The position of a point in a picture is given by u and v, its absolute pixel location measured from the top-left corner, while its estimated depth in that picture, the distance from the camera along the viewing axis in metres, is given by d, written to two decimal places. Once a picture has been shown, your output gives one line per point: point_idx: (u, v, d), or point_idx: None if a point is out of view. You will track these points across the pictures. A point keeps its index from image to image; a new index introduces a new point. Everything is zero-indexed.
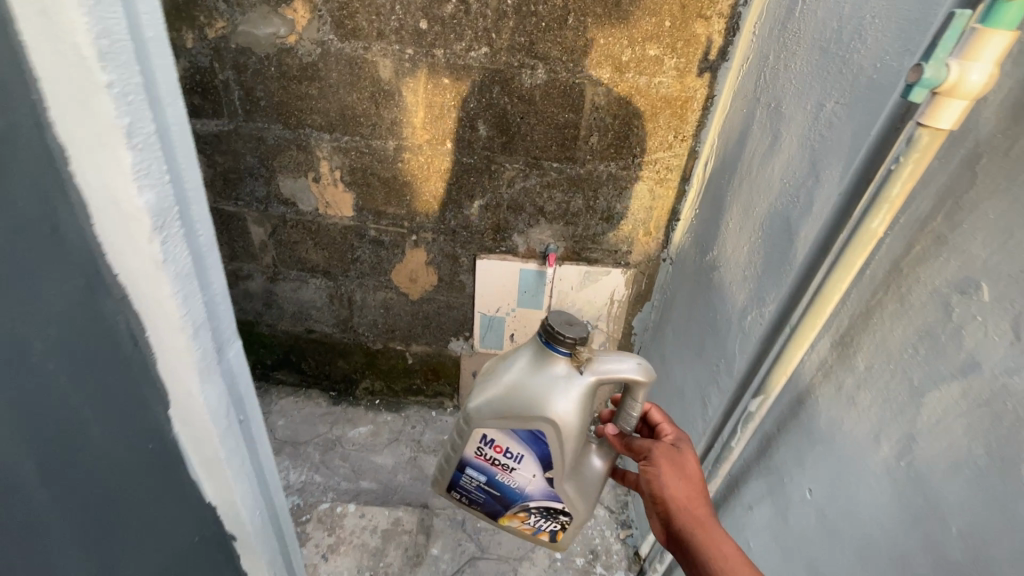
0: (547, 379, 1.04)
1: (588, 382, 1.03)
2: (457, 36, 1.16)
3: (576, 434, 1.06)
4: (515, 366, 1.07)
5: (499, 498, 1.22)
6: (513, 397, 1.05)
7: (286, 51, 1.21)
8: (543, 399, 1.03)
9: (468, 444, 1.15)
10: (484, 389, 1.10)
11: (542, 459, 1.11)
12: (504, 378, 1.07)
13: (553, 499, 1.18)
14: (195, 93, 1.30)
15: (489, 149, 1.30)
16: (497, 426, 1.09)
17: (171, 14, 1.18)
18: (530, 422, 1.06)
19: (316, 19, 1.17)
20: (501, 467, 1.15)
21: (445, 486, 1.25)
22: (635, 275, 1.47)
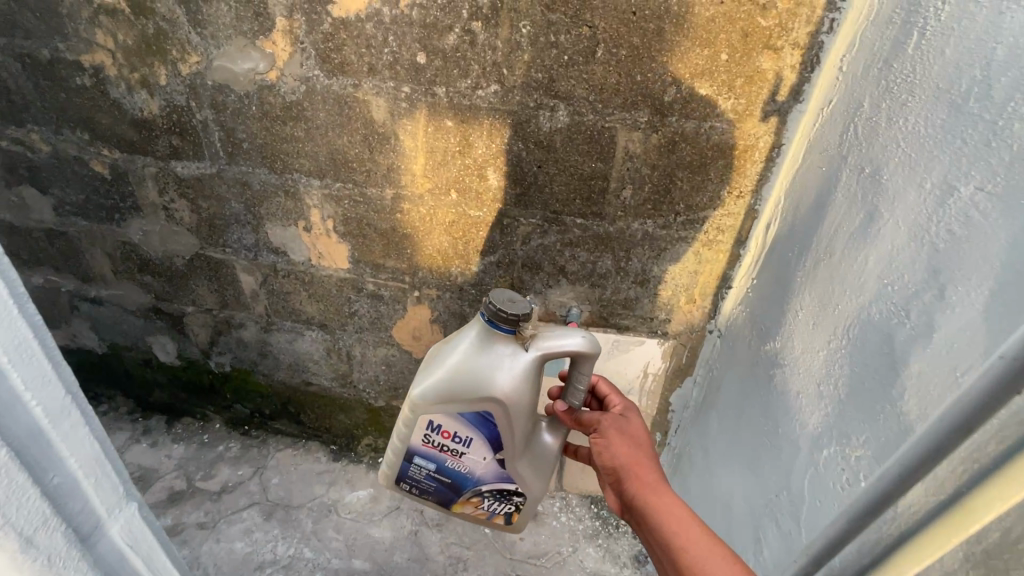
0: (491, 357, 1.05)
1: (533, 358, 1.05)
2: (461, 72, 0.96)
3: (524, 410, 1.09)
4: (458, 348, 1.08)
5: (449, 486, 1.20)
6: (458, 379, 1.06)
7: (267, 88, 1.05)
8: (489, 376, 1.05)
9: (414, 432, 1.13)
10: (428, 374, 1.10)
11: (492, 440, 1.11)
12: (447, 361, 1.08)
13: (506, 482, 1.18)
14: (174, 133, 1.15)
15: (501, 201, 1.10)
16: (444, 411, 1.09)
17: (142, 49, 1.04)
18: (477, 402, 1.07)
19: (299, 52, 1.00)
20: (450, 453, 1.15)
21: (393, 477, 1.22)
22: (674, 346, 1.23)
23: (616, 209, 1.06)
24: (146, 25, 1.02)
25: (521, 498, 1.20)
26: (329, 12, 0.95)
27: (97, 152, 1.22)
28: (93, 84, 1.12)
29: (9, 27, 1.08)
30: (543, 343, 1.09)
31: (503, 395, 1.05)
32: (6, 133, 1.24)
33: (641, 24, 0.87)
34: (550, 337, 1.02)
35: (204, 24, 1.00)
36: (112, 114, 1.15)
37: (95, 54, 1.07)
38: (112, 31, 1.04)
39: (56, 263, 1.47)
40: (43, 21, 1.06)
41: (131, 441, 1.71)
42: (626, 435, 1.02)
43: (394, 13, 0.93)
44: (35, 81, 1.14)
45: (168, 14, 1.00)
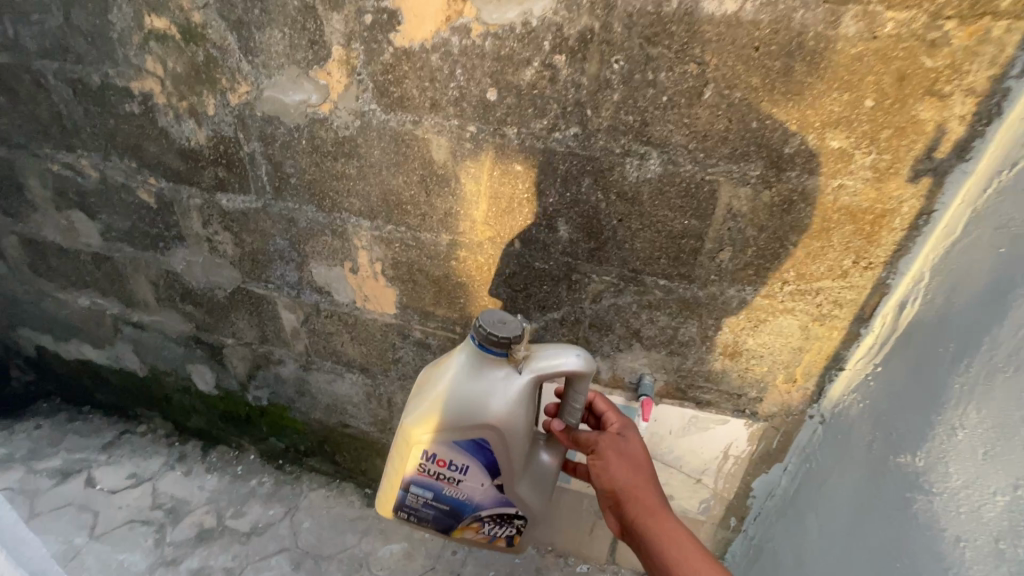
0: (483, 380, 0.94)
1: (527, 380, 0.94)
2: (537, 111, 0.83)
3: (521, 433, 0.97)
4: (448, 372, 0.97)
5: (448, 513, 1.06)
6: (449, 405, 0.94)
7: (319, 122, 0.95)
8: (482, 401, 0.94)
9: (407, 462, 1.00)
10: (419, 401, 0.98)
11: (489, 468, 0.99)
12: (438, 386, 0.97)
13: (506, 507, 1.05)
14: (220, 164, 1.07)
15: (572, 255, 0.95)
16: (435, 440, 0.97)
17: (191, 77, 0.97)
18: (471, 428, 0.95)
19: (355, 84, 0.89)
20: (447, 482, 1.01)
21: (390, 507, 1.08)
22: (764, 428, 1.05)
23: (708, 272, 0.90)
24: (196, 52, 0.94)
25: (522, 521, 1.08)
26: (390, 40, 0.84)
27: (143, 181, 1.16)
28: (140, 112, 1.06)
29: (62, 52, 1.03)
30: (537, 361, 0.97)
31: (497, 420, 0.94)
32: (58, 158, 1.20)
33: (764, 63, 0.71)
34: (544, 357, 0.91)
35: (254, 52, 0.91)
36: (159, 142, 1.09)
37: (144, 81, 1.01)
38: (162, 58, 0.97)
39: (102, 287, 1.44)
40: (94, 47, 1.00)
41: (166, 468, 1.66)
42: (625, 455, 0.93)
43: (464, 44, 0.81)
44: (84, 107, 1.09)
45: (218, 40, 0.91)
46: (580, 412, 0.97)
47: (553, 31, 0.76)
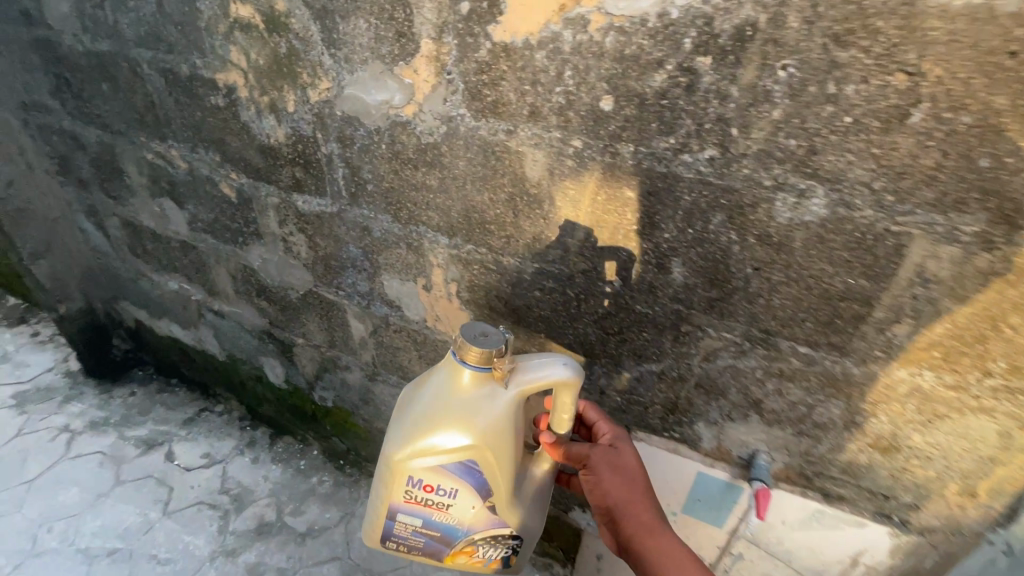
0: (467, 395, 0.83)
1: (514, 394, 0.83)
2: (664, 127, 0.65)
3: (512, 449, 0.86)
4: (428, 390, 0.86)
5: (439, 539, 0.92)
6: (434, 425, 0.83)
7: (401, 125, 0.83)
8: (467, 418, 0.82)
9: (392, 490, 0.88)
10: (400, 424, 0.87)
11: (480, 490, 0.87)
12: (419, 407, 0.85)
13: (500, 528, 0.92)
14: (299, 165, 1.00)
15: (685, 302, 0.77)
16: (420, 466, 0.84)
17: (273, 70, 0.89)
18: (458, 450, 0.83)
19: (443, 85, 0.76)
20: (437, 509, 0.89)
21: (377, 539, 0.95)
22: (916, 543, 0.81)
23: (871, 347, 0.68)
24: (278, 43, 0.85)
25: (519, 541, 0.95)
26: (486, 33, 0.69)
27: (226, 175, 1.13)
28: (225, 104, 1.00)
29: (155, 41, 1.00)
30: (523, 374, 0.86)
31: (485, 437, 0.83)
32: (152, 147, 1.20)
33: (1020, 76, 0.49)
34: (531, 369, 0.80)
35: (337, 44, 0.81)
36: (241, 137, 1.03)
37: (228, 73, 0.95)
38: (245, 49, 0.89)
39: (188, 273, 1.45)
40: (183, 35, 0.95)
41: (237, 452, 1.69)
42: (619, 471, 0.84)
43: (578, 40, 0.64)
44: (174, 97, 1.06)
45: (300, 30, 0.82)
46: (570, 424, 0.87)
47: (699, 25, 0.58)
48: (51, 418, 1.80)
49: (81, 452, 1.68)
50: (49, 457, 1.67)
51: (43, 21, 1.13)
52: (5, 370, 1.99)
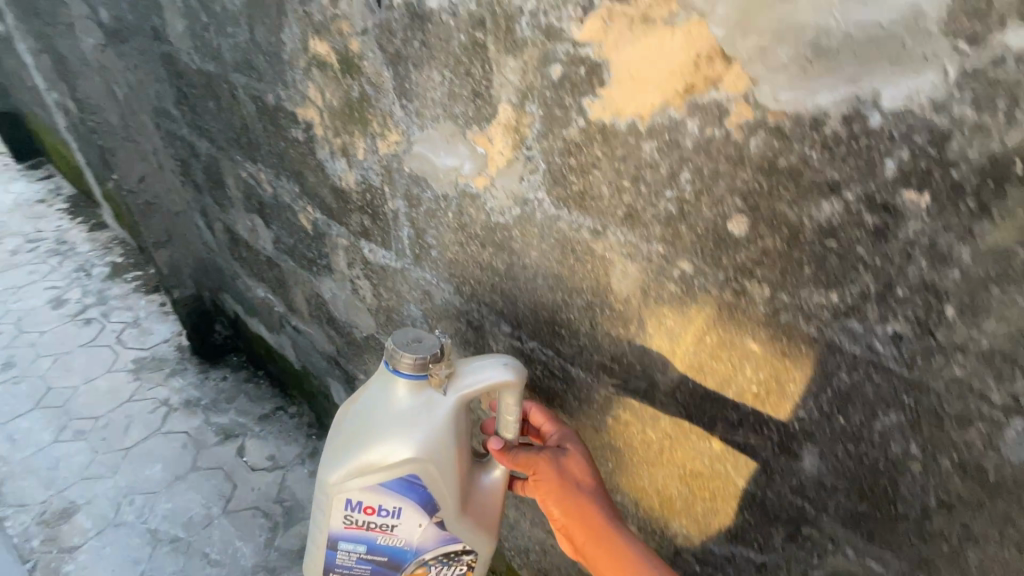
0: (402, 404, 0.73)
1: (454, 399, 0.72)
2: (824, 277, 0.43)
3: (455, 459, 0.76)
4: (360, 401, 0.76)
5: (387, 565, 0.81)
6: (369, 439, 0.73)
7: (470, 197, 0.69)
8: (403, 429, 0.72)
9: (330, 515, 0.77)
10: (333, 441, 0.77)
11: (423, 505, 0.76)
12: (351, 421, 0.75)
13: (452, 544, 0.81)
14: (367, 214, 0.90)
15: (815, 500, 0.54)
16: (356, 486, 0.74)
17: (345, 114, 0.79)
18: (394, 464, 0.73)
19: (520, 161, 0.60)
20: (381, 533, 0.78)
21: (318, 573, 0.84)
22: None
23: None
24: (351, 87, 0.75)
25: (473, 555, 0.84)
26: (580, 106, 0.51)
27: (304, 207, 1.07)
28: (304, 139, 0.93)
29: (248, 69, 0.96)
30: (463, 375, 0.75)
31: (425, 450, 0.73)
32: (247, 168, 1.19)
33: None
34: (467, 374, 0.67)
35: (409, 95, 0.68)
36: (317, 174, 0.96)
37: (307, 110, 0.87)
38: (321, 88, 0.80)
39: (273, 286, 1.46)
40: (270, 65, 0.89)
41: (299, 460, 1.71)
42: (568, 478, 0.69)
43: (707, 135, 0.44)
44: (263, 124, 1.02)
45: (372, 75, 0.71)
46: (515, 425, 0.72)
47: (921, 142, 0.35)
48: (157, 390, 1.97)
49: (172, 429, 1.82)
50: (147, 428, 1.83)
51: (167, 38, 1.15)
52: (133, 334, 2.23)
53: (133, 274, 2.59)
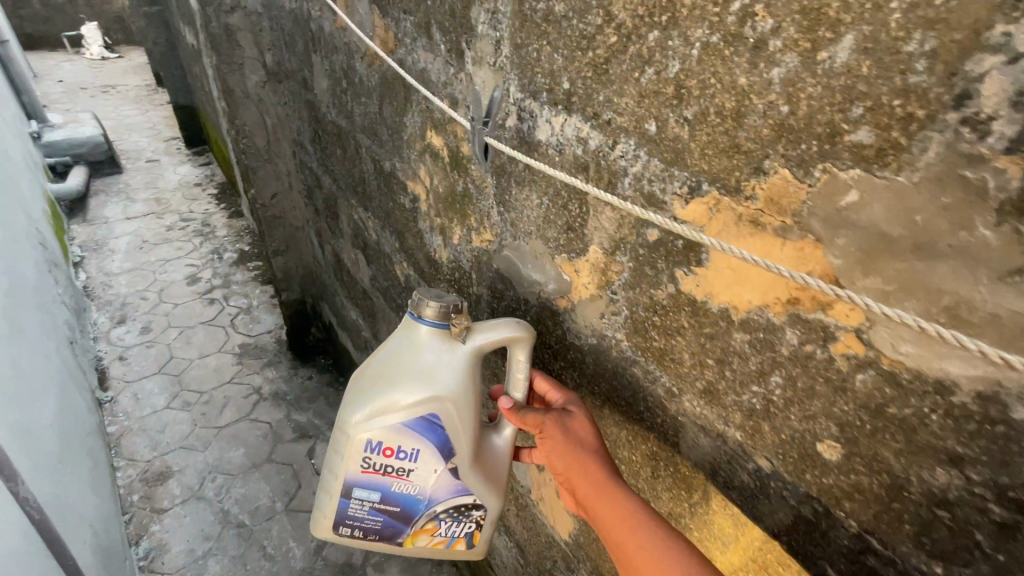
0: (425, 350, 0.83)
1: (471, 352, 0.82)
2: (926, 544, 0.37)
3: (472, 408, 0.85)
4: (385, 353, 0.85)
5: (399, 516, 0.89)
6: (395, 381, 0.82)
7: (550, 311, 0.68)
8: (426, 375, 0.82)
9: (350, 458, 0.84)
10: (356, 389, 0.85)
11: (440, 450, 0.84)
12: (376, 369, 0.85)
13: (462, 496, 0.89)
14: (453, 287, 0.94)
15: None
16: (379, 427, 0.82)
17: (448, 201, 0.83)
18: (417, 405, 0.82)
19: (604, 300, 0.58)
20: (396, 477, 0.86)
21: (329, 525, 0.90)
22: None
23: None
24: (457, 181, 0.78)
25: (481, 511, 0.90)
26: (672, 271, 0.49)
27: (401, 261, 1.14)
28: (409, 206, 0.99)
29: (372, 135, 1.04)
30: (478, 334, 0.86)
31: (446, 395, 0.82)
32: (359, 212, 1.29)
33: None
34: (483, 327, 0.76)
35: (508, 204, 0.69)
36: (416, 238, 1.02)
37: (416, 185, 0.93)
38: (431, 172, 0.85)
39: (363, 315, 1.57)
40: (391, 138, 0.96)
41: None
42: (568, 434, 0.61)
43: (807, 350, 0.40)
44: (377, 182, 1.10)
45: (477, 178, 0.73)
46: (520, 380, 0.70)
47: None
48: (253, 376, 2.18)
49: (258, 417, 2.00)
50: (239, 411, 2.03)
51: (313, 89, 1.29)
52: (244, 320, 2.49)
53: (255, 264, 2.91)
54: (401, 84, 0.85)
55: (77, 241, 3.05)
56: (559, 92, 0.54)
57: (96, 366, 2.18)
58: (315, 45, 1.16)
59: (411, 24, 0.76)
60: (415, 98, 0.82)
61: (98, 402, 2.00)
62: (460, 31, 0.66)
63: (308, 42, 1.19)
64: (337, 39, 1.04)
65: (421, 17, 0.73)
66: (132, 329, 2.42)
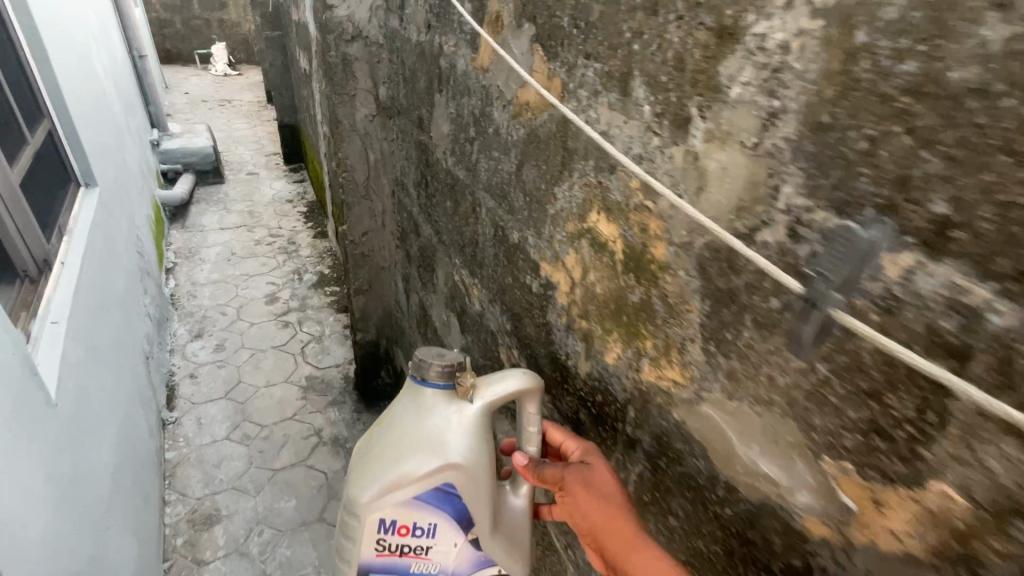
0: (434, 411, 0.72)
1: (484, 407, 0.74)
2: None
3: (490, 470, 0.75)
4: (389, 418, 0.75)
5: None
6: (403, 450, 0.71)
7: (784, 521, 0.44)
8: (438, 438, 0.72)
9: (361, 542, 0.72)
10: (360, 462, 0.73)
11: (460, 522, 0.73)
12: (381, 437, 0.74)
13: (488, 569, 0.77)
14: (590, 416, 0.71)
15: None
16: (390, 504, 0.70)
17: (607, 308, 0.61)
18: (431, 476, 0.70)
19: (942, 566, 0.34)
20: (414, 560, 0.73)
21: None
22: None
23: None
24: (631, 290, 0.56)
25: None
26: None
27: (509, 345, 0.94)
28: (537, 291, 0.79)
29: (500, 196, 0.85)
30: (488, 386, 0.77)
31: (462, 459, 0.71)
32: (463, 275, 1.11)
33: None
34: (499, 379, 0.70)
35: (729, 348, 0.46)
36: (539, 330, 0.81)
37: (555, 271, 0.72)
38: (586, 265, 0.64)
39: None
40: (528, 206, 0.76)
41: None
42: (593, 492, 0.60)
43: None
44: (496, 250, 0.91)
45: (673, 296, 0.51)
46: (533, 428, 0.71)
47: None
48: (315, 416, 2.05)
49: (315, 464, 1.85)
50: (297, 454, 1.89)
51: (429, 131, 1.13)
52: (314, 350, 2.40)
53: (332, 289, 2.85)
54: (560, 146, 0.65)
55: (173, 248, 3.15)
56: (919, 219, 0.32)
57: (167, 382, 2.14)
58: (441, 85, 1.00)
59: (595, 73, 0.56)
60: (581, 168, 0.61)
61: (162, 423, 1.94)
62: (689, 90, 0.44)
63: (434, 80, 1.04)
64: (472, 80, 0.87)
65: (616, 65, 0.53)
66: (208, 345, 2.39)
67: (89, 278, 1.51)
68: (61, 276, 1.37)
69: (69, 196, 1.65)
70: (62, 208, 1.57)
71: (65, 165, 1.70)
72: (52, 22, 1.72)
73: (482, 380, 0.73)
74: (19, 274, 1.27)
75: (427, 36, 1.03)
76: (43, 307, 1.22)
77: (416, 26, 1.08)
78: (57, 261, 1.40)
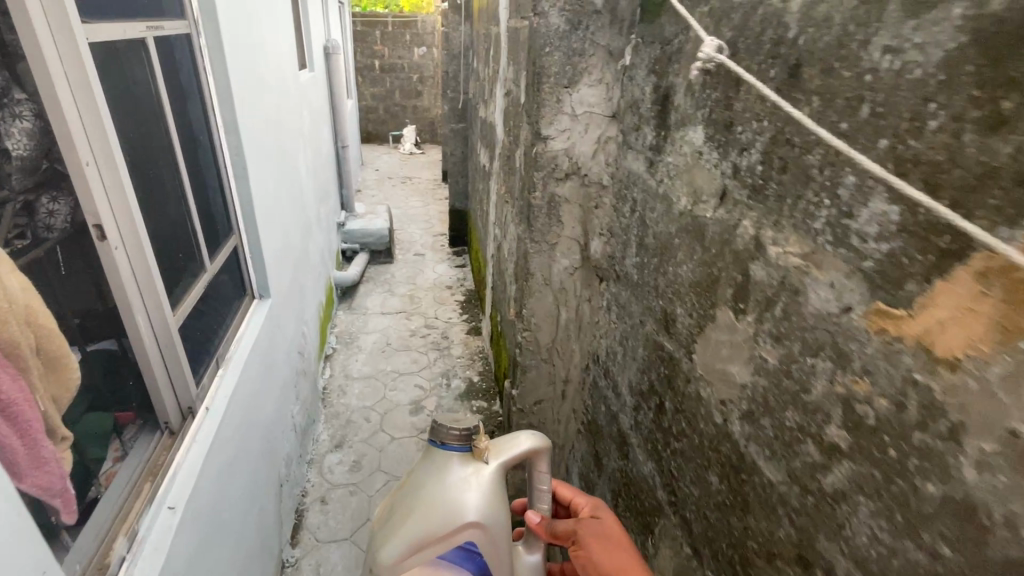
0: (453, 472, 0.87)
1: (497, 466, 0.90)
2: None
3: (507, 527, 0.89)
4: (413, 488, 0.88)
5: None
6: (422, 517, 0.85)
7: None
8: (458, 506, 0.84)
9: None
10: (381, 534, 0.86)
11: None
12: (399, 505, 0.88)
13: None
14: None
15: None
16: (419, 558, 0.84)
17: None
18: (454, 536, 0.84)
19: None
20: None
21: None
22: None
23: None
24: None
25: None
26: None
27: None
28: None
29: None
30: (502, 445, 0.94)
31: (480, 521, 0.85)
32: None
33: None
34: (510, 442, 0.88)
35: None
36: None
37: None
38: None
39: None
40: None
41: None
42: (599, 541, 0.84)
43: None
44: None
45: None
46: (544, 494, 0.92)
47: None
48: None
49: None
50: None
51: (689, 348, 0.70)
52: None
53: (478, 402, 2.55)
54: None
55: (335, 330, 3.18)
56: None
57: (297, 506, 1.95)
58: (747, 302, 0.59)
59: None
60: None
61: (281, 566, 1.70)
62: None
63: (723, 279, 0.62)
64: (871, 346, 0.44)
65: None
66: (345, 460, 2.20)
67: (234, 417, 1.36)
68: (200, 428, 1.20)
69: (239, 313, 1.58)
70: (227, 330, 1.47)
71: (243, 279, 1.65)
72: (261, 136, 1.75)
73: (494, 444, 0.90)
74: (159, 429, 1.12)
75: (719, 212, 0.62)
76: (166, 481, 1.05)
77: (691, 190, 0.69)
78: (201, 408, 1.23)
